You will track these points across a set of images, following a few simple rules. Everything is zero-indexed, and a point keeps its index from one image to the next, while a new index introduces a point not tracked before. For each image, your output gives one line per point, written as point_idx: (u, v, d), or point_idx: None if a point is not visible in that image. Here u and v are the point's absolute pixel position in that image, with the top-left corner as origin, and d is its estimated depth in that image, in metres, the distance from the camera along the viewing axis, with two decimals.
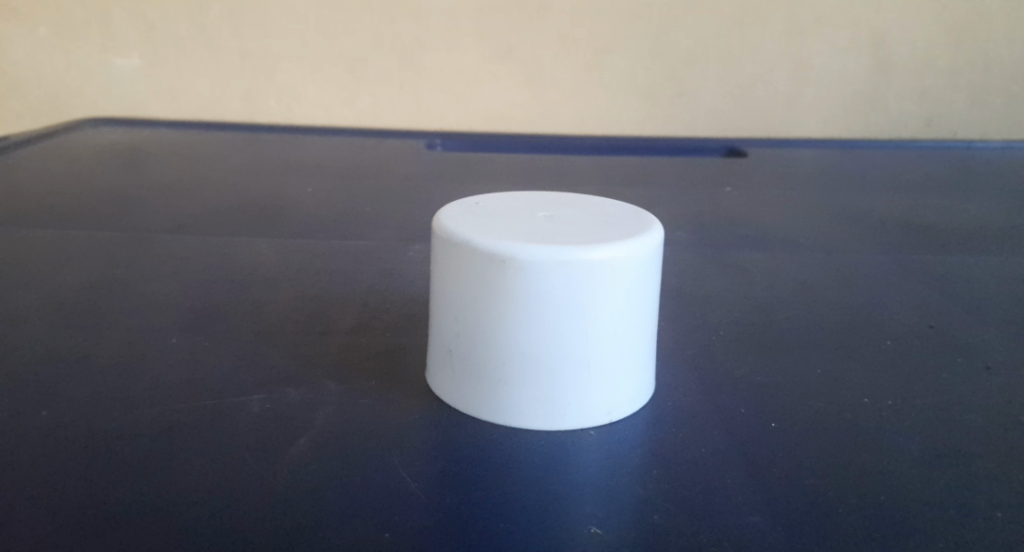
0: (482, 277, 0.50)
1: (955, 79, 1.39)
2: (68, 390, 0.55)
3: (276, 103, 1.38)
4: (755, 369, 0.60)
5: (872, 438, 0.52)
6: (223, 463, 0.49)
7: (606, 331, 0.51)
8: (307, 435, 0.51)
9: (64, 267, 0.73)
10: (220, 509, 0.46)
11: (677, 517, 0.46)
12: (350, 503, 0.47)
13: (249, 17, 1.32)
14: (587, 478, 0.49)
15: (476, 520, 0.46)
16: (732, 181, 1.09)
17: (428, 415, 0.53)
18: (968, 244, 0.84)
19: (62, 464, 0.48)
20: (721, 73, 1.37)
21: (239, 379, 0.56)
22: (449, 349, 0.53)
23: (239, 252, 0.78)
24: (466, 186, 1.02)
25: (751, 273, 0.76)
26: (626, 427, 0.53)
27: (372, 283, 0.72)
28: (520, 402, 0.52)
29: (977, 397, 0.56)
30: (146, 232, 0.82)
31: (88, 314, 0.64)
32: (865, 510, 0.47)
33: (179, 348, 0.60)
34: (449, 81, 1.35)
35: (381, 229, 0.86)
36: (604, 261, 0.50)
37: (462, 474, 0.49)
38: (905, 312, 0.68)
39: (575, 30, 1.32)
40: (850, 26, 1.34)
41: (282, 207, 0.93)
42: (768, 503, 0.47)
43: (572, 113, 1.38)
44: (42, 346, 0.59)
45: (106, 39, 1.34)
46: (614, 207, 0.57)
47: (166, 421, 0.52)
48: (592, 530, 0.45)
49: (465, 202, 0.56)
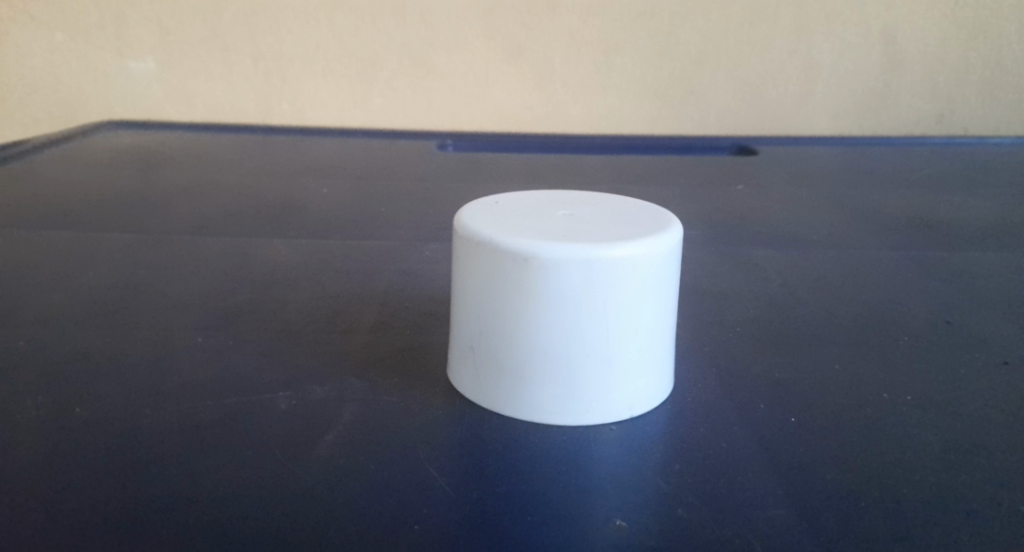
0: (505, 274, 0.51)
1: (967, 75, 1.38)
2: (98, 389, 0.55)
3: (288, 106, 1.38)
4: (773, 365, 0.60)
5: (893, 433, 0.52)
6: (247, 460, 0.49)
7: (626, 328, 0.51)
8: (333, 431, 0.52)
9: (88, 269, 0.73)
10: (245, 505, 0.46)
11: (702, 510, 0.47)
12: (376, 498, 0.47)
13: (261, 20, 1.32)
14: (609, 474, 0.49)
15: (503, 514, 0.46)
16: (742, 179, 1.09)
17: (450, 411, 0.54)
18: (980, 240, 0.84)
19: (91, 461, 0.49)
20: (732, 72, 1.37)
21: (264, 377, 0.57)
22: (471, 347, 0.53)
23: (259, 253, 0.78)
24: (476, 186, 1.03)
25: (764, 270, 0.76)
26: (648, 422, 0.53)
27: (390, 281, 0.72)
28: (541, 398, 0.52)
29: (994, 392, 0.56)
30: (166, 234, 0.83)
31: (115, 316, 0.65)
32: (889, 504, 0.47)
33: (204, 347, 0.60)
34: (460, 83, 1.36)
35: (397, 229, 0.86)
36: (624, 258, 0.50)
37: (486, 470, 0.49)
38: (920, 308, 0.68)
39: (584, 29, 1.32)
40: (861, 23, 1.34)
41: (298, 208, 0.93)
42: (793, 498, 0.47)
43: (581, 113, 1.39)
44: (70, 347, 0.60)
45: (121, 43, 1.35)
46: (632, 205, 0.57)
47: (191, 420, 0.52)
48: (618, 524, 0.46)
49: (483, 201, 0.56)
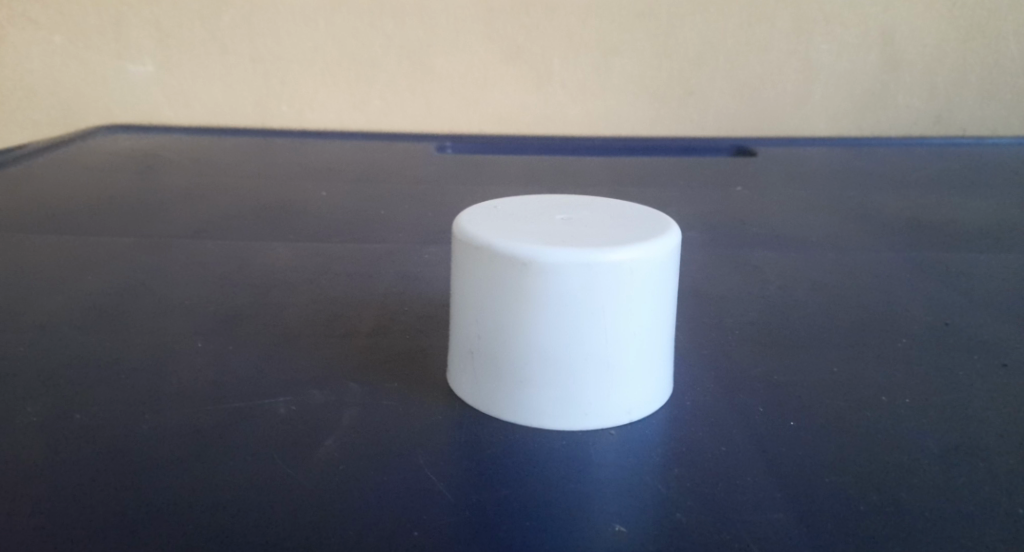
0: (504, 279, 0.51)
1: (966, 74, 1.38)
2: (100, 392, 0.55)
3: (288, 108, 1.38)
4: (773, 367, 0.60)
5: (891, 435, 0.52)
6: (248, 463, 0.49)
7: (626, 332, 0.51)
8: (333, 435, 0.52)
9: (88, 272, 0.73)
10: (247, 508, 0.46)
11: (700, 514, 0.46)
12: (376, 503, 0.47)
13: (261, 22, 1.33)
14: (609, 478, 0.49)
15: (501, 519, 0.46)
16: (742, 181, 1.09)
17: (450, 415, 0.54)
18: (978, 241, 0.84)
19: (95, 464, 0.49)
20: (730, 73, 1.37)
21: (265, 381, 0.57)
22: (471, 350, 0.53)
23: (260, 256, 0.78)
24: (475, 189, 1.03)
25: (764, 272, 0.77)
26: (647, 426, 0.53)
27: (390, 284, 0.73)
28: (541, 402, 0.52)
29: (992, 394, 0.56)
30: (166, 237, 0.83)
31: (115, 320, 0.65)
32: (888, 509, 0.47)
33: (206, 350, 0.60)
34: (459, 84, 1.36)
35: (397, 231, 0.86)
36: (623, 263, 0.50)
37: (485, 474, 0.49)
38: (919, 310, 0.68)
39: (584, 30, 1.32)
40: (860, 23, 1.34)
41: (297, 210, 0.93)
42: (792, 501, 0.47)
43: (580, 114, 1.39)
44: (70, 351, 0.60)
45: (120, 46, 1.35)
46: (630, 208, 0.57)
47: (193, 423, 0.52)
48: (617, 529, 0.46)
49: (483, 204, 0.56)
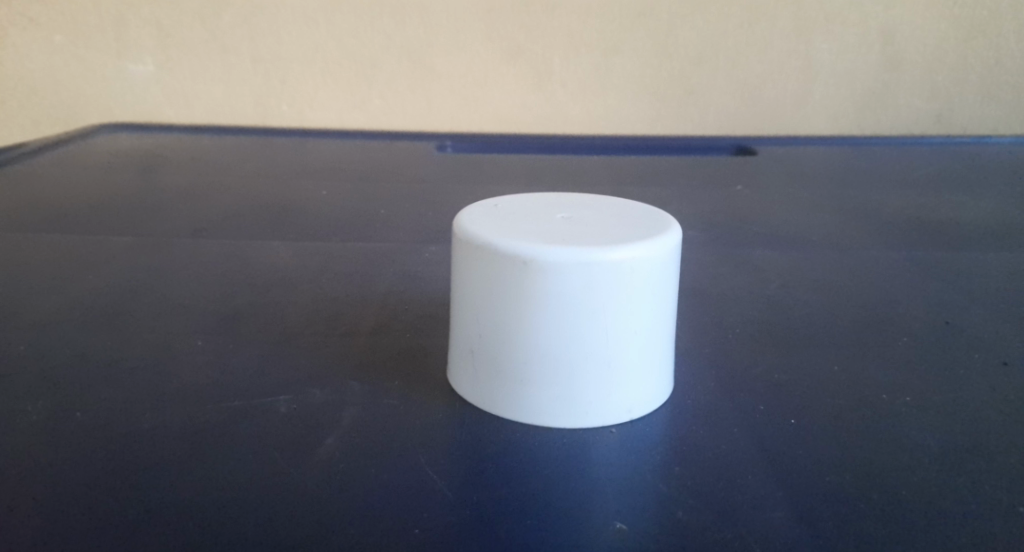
0: (505, 278, 0.51)
1: (966, 73, 1.38)
2: (101, 392, 0.55)
3: (288, 107, 1.38)
4: (774, 367, 0.60)
5: (892, 434, 0.52)
6: (248, 462, 0.49)
7: (626, 331, 0.51)
8: (334, 434, 0.52)
9: (88, 271, 0.73)
10: (247, 507, 0.46)
11: (701, 513, 0.46)
12: (376, 501, 0.47)
13: (261, 21, 1.32)
14: (609, 477, 0.49)
15: (502, 517, 0.46)
16: (742, 180, 1.09)
17: (450, 414, 0.54)
18: (978, 240, 0.84)
19: (95, 463, 0.49)
20: (731, 73, 1.37)
21: (266, 380, 0.57)
22: (471, 349, 0.53)
23: (260, 255, 0.78)
24: (475, 188, 1.03)
25: (764, 271, 0.77)
26: (648, 425, 0.53)
27: (391, 283, 0.73)
28: (541, 401, 0.52)
29: (992, 393, 0.56)
30: (166, 236, 0.83)
31: (116, 319, 0.65)
32: (888, 508, 0.47)
33: (206, 350, 0.60)
34: (459, 83, 1.36)
35: (397, 230, 0.86)
36: (624, 262, 0.50)
37: (486, 473, 0.49)
38: (919, 309, 0.68)
39: (584, 29, 1.32)
40: (860, 23, 1.34)
41: (298, 209, 0.93)
42: (792, 500, 0.47)
43: (580, 113, 1.39)
44: (71, 350, 0.60)
45: (120, 46, 1.35)
46: (631, 207, 0.57)
47: (194, 422, 0.52)
48: (617, 528, 0.46)
49: (483, 204, 0.56)
